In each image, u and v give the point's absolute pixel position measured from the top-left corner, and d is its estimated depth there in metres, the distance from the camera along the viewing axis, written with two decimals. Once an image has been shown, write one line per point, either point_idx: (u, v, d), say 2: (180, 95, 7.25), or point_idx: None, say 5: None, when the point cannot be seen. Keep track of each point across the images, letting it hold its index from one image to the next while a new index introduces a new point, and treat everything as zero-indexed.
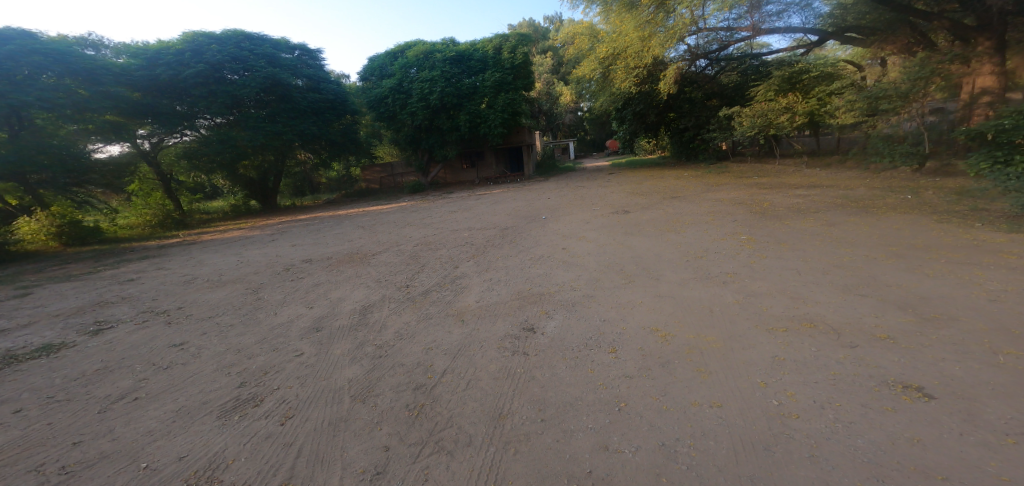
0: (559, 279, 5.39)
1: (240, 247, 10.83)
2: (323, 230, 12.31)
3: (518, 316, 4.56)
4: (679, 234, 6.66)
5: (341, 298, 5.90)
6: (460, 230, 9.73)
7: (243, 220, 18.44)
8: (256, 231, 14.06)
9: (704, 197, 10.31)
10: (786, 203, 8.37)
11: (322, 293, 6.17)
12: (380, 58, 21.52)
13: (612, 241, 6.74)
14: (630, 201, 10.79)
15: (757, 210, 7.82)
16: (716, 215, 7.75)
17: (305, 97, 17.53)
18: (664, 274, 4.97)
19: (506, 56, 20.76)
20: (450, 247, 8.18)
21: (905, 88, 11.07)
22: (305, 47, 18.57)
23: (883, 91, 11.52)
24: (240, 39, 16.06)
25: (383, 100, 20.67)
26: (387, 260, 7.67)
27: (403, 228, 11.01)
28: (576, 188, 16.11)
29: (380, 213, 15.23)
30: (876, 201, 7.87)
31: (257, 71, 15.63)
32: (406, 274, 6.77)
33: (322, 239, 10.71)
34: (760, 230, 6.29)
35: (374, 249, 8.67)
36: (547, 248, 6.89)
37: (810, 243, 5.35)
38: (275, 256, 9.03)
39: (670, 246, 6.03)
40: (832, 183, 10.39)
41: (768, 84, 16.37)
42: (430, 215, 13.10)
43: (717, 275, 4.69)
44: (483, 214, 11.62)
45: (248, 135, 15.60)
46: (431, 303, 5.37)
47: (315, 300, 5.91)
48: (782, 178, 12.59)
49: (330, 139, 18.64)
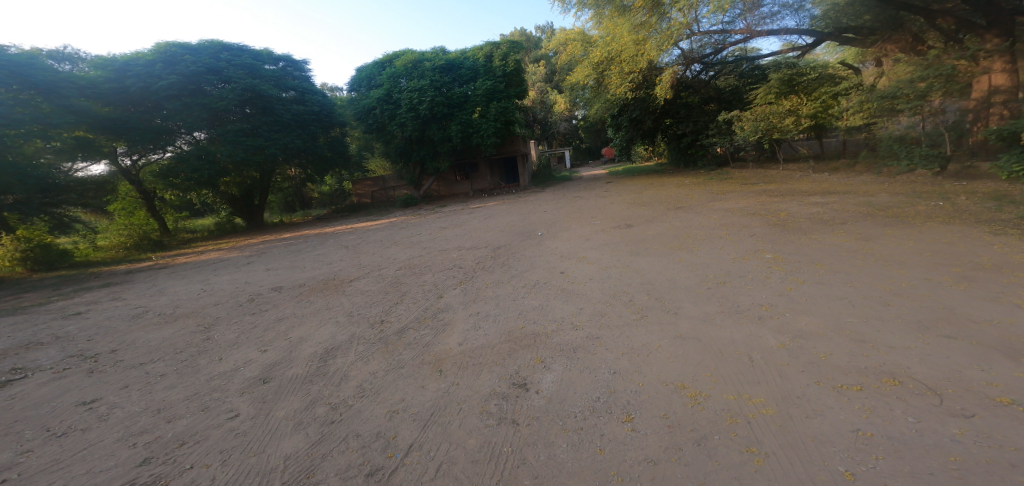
0: (556, 314, 4.57)
1: (211, 271, 9.97)
2: (304, 251, 11.47)
3: (507, 366, 3.72)
4: (693, 253, 5.86)
5: (302, 338, 5.05)
6: (450, 249, 8.91)
7: (226, 239, 17.54)
8: (234, 252, 13.20)
9: (711, 207, 9.56)
10: (805, 212, 7.59)
11: (282, 331, 5.32)
12: (367, 68, 20.90)
13: (616, 262, 5.93)
14: (632, 212, 10.02)
15: (775, 222, 7.03)
16: (729, 229, 6.96)
17: (288, 109, 16.67)
18: (682, 307, 4.15)
19: (497, 64, 20.20)
20: (436, 271, 7.36)
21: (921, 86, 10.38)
22: (290, 59, 17.90)
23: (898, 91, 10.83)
24: (217, 50, 15.31)
25: (371, 111, 19.97)
26: (364, 289, 6.82)
27: (389, 248, 10.18)
28: (574, 199, 15.34)
29: (368, 230, 14.41)
30: (906, 208, 7.09)
31: (236, 83, 14.78)
32: (382, 306, 5.92)
33: (299, 262, 9.85)
34: (787, 246, 5.48)
35: (352, 275, 7.84)
36: (543, 273, 6.08)
37: (852, 263, 4.54)
38: (243, 283, 8.17)
39: (685, 268, 5.21)
40: (849, 189, 9.66)
41: (768, 87, 15.82)
42: (419, 231, 12.26)
43: (748, 308, 3.87)
44: (475, 230, 10.83)
45: (226, 151, 14.72)
46: (406, 346, 4.54)
47: (271, 340, 5.06)
48: (791, 184, 11.86)
49: (316, 153, 17.91)
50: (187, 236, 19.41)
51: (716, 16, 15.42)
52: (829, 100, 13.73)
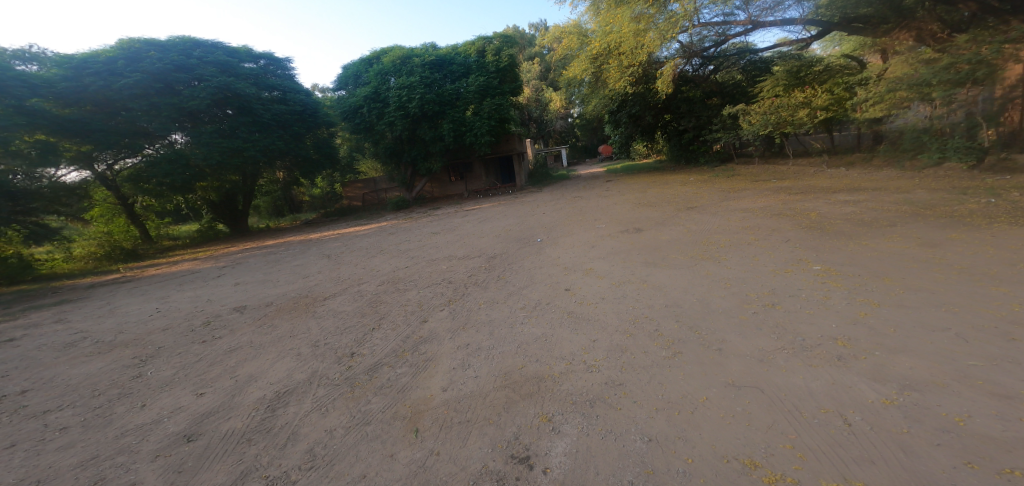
0: (566, 350, 3.67)
1: (175, 285, 9.02)
2: (282, 261, 10.51)
3: (503, 430, 2.81)
4: (720, 263, 5.00)
5: (252, 376, 4.14)
6: (439, 259, 7.99)
7: (205, 248, 16.46)
8: (208, 262, 12.20)
9: (725, 207, 8.70)
10: (837, 212, 6.76)
11: (229, 366, 4.40)
12: (354, 65, 19.90)
13: (630, 276, 5.05)
14: (639, 214, 9.15)
15: (809, 224, 6.17)
16: (756, 233, 6.09)
17: (268, 108, 15.53)
18: (727, 341, 3.30)
19: (490, 59, 19.36)
20: (422, 287, 6.44)
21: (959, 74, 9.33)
22: (272, 56, 16.89)
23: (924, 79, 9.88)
24: (189, 47, 14.23)
25: (358, 110, 19.01)
26: (339, 309, 5.90)
27: (375, 257, 9.23)
28: (573, 199, 14.48)
29: (354, 236, 13.46)
30: (951, 206, 6.30)
31: (207, 81, 13.76)
32: (356, 332, 5.00)
33: (274, 273, 8.90)
34: (835, 255, 4.64)
35: (328, 291, 6.92)
36: (544, 290, 5.17)
37: (930, 278, 3.70)
38: (204, 300, 7.23)
39: (717, 284, 4.36)
40: (877, 185, 8.83)
41: (774, 80, 15.05)
42: (408, 237, 11.35)
43: (819, 344, 3.02)
44: (468, 236, 9.90)
45: (201, 153, 13.67)
46: (376, 390, 3.65)
47: (213, 379, 4.15)
48: (808, 180, 11.02)
49: (301, 155, 16.92)
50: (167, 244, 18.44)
51: (717, 7, 14.70)
52: (844, 90, 12.95)
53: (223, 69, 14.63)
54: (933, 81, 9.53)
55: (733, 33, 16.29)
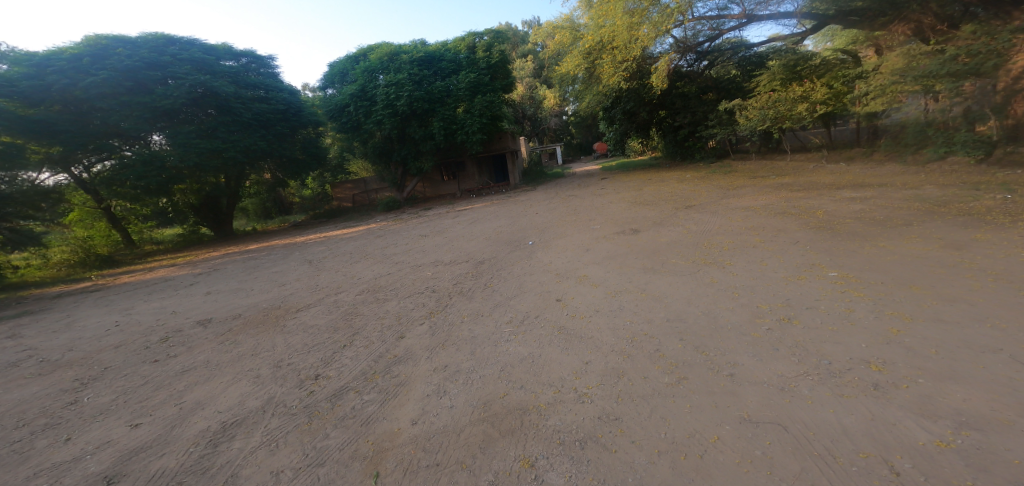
0: (555, 375, 3.25)
1: (144, 295, 8.51)
2: (261, 266, 10.00)
3: (474, 478, 2.36)
4: (725, 269, 4.58)
5: (198, 403, 3.71)
6: (424, 265, 7.52)
7: (185, 252, 15.84)
8: (184, 269, 11.65)
9: (726, 205, 8.28)
10: (846, 210, 6.35)
11: (176, 391, 3.98)
12: (340, 62, 19.24)
13: (627, 285, 4.61)
14: (636, 213, 8.72)
15: (817, 223, 5.75)
16: (762, 234, 5.66)
17: (249, 107, 14.85)
18: (740, 365, 2.87)
19: (481, 55, 18.86)
20: (403, 296, 5.98)
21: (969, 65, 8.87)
22: (254, 54, 16.27)
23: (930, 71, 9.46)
24: (163, 44, 13.57)
25: (345, 109, 18.36)
26: (310, 323, 5.43)
27: (357, 263, 8.72)
28: (568, 198, 14.02)
29: (340, 239, 12.94)
30: (967, 203, 5.90)
31: (182, 79, 13.11)
32: (324, 350, 4.55)
33: (249, 281, 8.39)
34: (850, 259, 4.22)
35: (302, 300, 6.45)
36: (533, 301, 4.74)
37: (966, 286, 3.28)
38: (169, 312, 6.75)
39: (724, 293, 3.94)
40: (883, 180, 8.44)
41: (771, 74, 14.68)
42: (395, 240, 10.87)
43: (849, 369, 2.59)
44: (457, 239, 9.41)
45: (176, 154, 13.05)
46: (336, 423, 3.21)
47: (155, 407, 3.73)
48: (809, 176, 10.63)
49: (285, 155, 16.32)
50: (148, 249, 17.78)
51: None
52: (845, 83, 12.53)
53: (199, 67, 13.91)
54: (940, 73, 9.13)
55: (727, 28, 15.90)
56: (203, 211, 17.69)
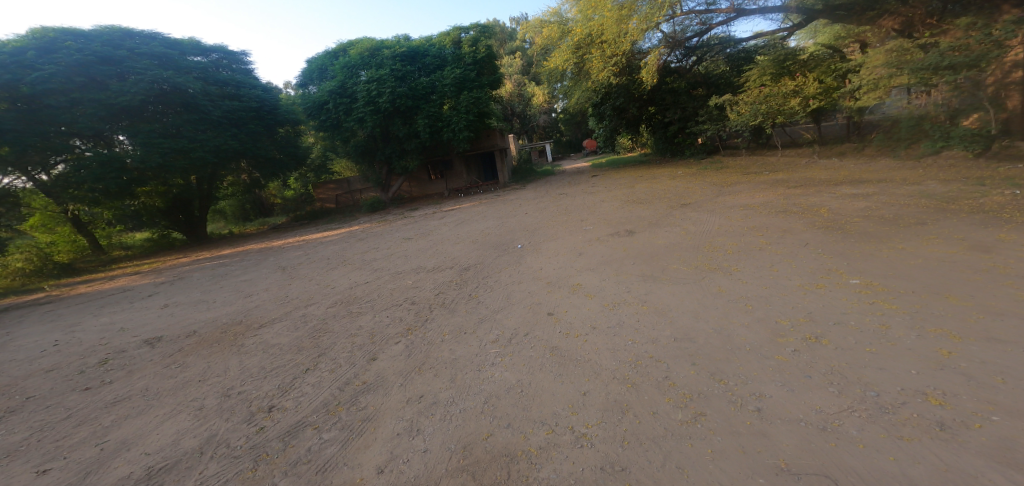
0: (548, 410, 2.80)
1: (96, 308, 7.79)
2: (230, 274, 9.31)
3: None
4: (732, 275, 4.17)
5: (124, 443, 3.17)
6: (404, 272, 6.96)
7: (153, 259, 14.92)
8: (147, 277, 10.85)
9: (722, 203, 7.90)
10: (851, 207, 5.99)
11: (101, 427, 3.43)
12: (318, 58, 18.37)
13: (627, 297, 4.16)
14: (630, 212, 8.30)
15: (824, 222, 5.37)
16: (766, 234, 5.27)
17: (218, 104, 13.96)
18: (769, 398, 2.43)
19: (467, 50, 18.27)
20: (380, 309, 5.43)
21: (973, 55, 8.47)
22: (225, 49, 15.44)
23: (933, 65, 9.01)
24: (118, 37, 12.60)
25: (324, 106, 17.46)
26: (272, 341, 4.88)
27: (333, 269, 8.09)
28: (558, 197, 13.53)
29: (319, 243, 12.25)
30: (980, 199, 5.55)
31: (142, 74, 12.22)
32: (283, 376, 4.02)
33: (213, 291, 7.73)
34: (871, 263, 3.83)
35: (267, 314, 5.87)
36: (522, 316, 4.28)
37: (1013, 295, 2.89)
38: (117, 330, 6.11)
39: (735, 305, 3.53)
40: (884, 176, 8.14)
41: (761, 68, 14.19)
42: (377, 244, 10.26)
43: (902, 403, 2.16)
44: (442, 243, 8.84)
45: (137, 154, 12.22)
46: (284, 468, 2.69)
47: (71, 448, 3.18)
48: (805, 172, 10.32)
49: (260, 155, 15.49)
50: (115, 255, 16.80)
51: None
52: (839, 76, 12.24)
53: (160, 62, 13.02)
54: (941, 66, 8.78)
55: (716, 23, 15.69)
56: (173, 214, 16.75)
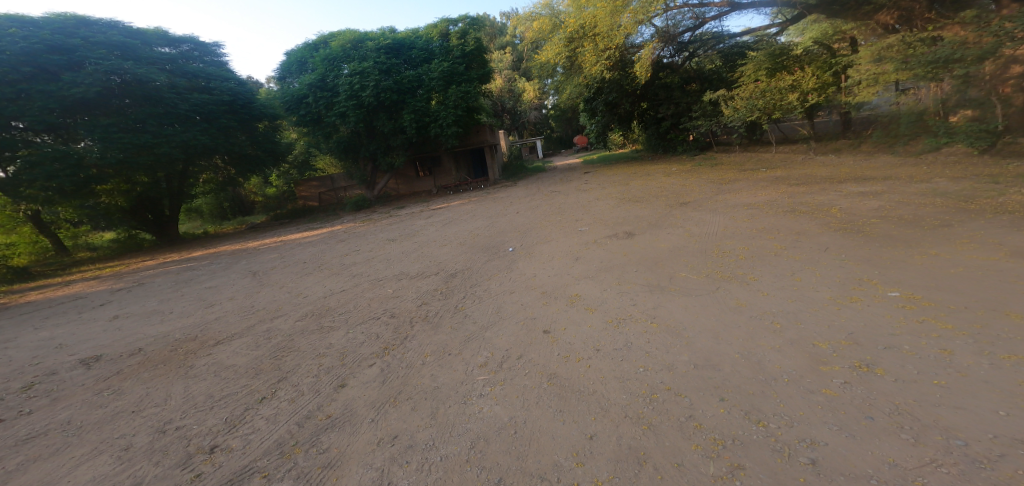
0: (548, 459, 2.30)
1: (42, 320, 7.14)
2: (197, 279, 8.66)
3: None
4: (749, 284, 3.74)
5: None
6: (385, 279, 6.37)
7: (118, 261, 14.00)
8: (106, 283, 10.11)
9: (723, 202, 7.50)
10: (865, 206, 5.61)
11: (4, 472, 3.01)
12: (297, 51, 17.38)
13: (633, 312, 3.71)
14: (627, 211, 7.87)
15: (839, 223, 4.98)
16: (778, 236, 4.85)
17: (185, 98, 13.05)
18: (824, 446, 1.98)
19: (455, 42, 17.57)
20: (354, 323, 4.88)
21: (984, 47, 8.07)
22: (197, 41, 14.53)
23: (944, 60, 8.59)
24: (71, 25, 11.58)
25: (304, 100, 16.49)
26: (227, 362, 4.36)
27: (308, 275, 7.43)
28: (550, 194, 13.02)
29: (297, 244, 11.56)
30: (1008, 198, 5.14)
31: (97, 65, 11.26)
32: (233, 406, 3.53)
33: (172, 300, 7.07)
34: (906, 271, 3.42)
35: (227, 328, 5.31)
36: (514, 334, 3.83)
37: None
38: (56, 347, 5.53)
39: (761, 324, 3.10)
40: (889, 173, 7.81)
41: (756, 63, 13.94)
42: (358, 245, 9.65)
43: (999, 455, 1.72)
44: (427, 245, 8.24)
45: (94, 150, 11.32)
46: None
47: None
48: (804, 168, 10.00)
49: (234, 151, 14.62)
50: (79, 257, 15.82)
51: None
52: (838, 71, 11.85)
53: (119, 52, 12.04)
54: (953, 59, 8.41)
55: (710, 15, 15.44)
56: (140, 214, 15.76)
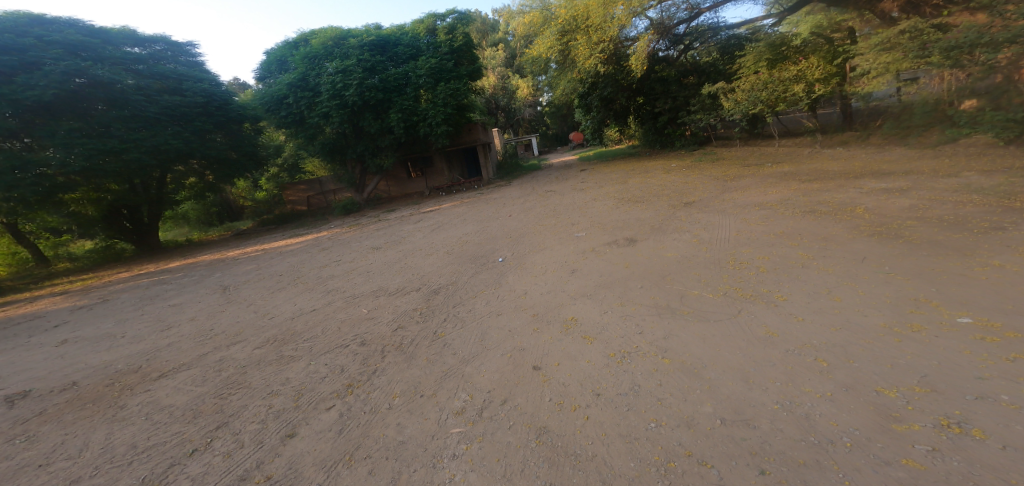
0: None
1: None
2: (164, 294, 8.05)
3: None
4: (777, 306, 3.16)
5: None
6: (361, 295, 5.77)
7: (93, 273, 13.29)
8: (72, 298, 9.47)
9: (730, 201, 6.91)
10: (894, 206, 5.02)
11: None
12: (277, 50, 16.67)
13: (641, 347, 3.13)
14: (626, 214, 7.28)
15: (870, 225, 4.39)
16: (802, 242, 4.26)
17: (155, 101, 12.43)
18: None
19: (442, 38, 16.95)
20: (318, 353, 4.29)
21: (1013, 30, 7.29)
22: (169, 40, 14.00)
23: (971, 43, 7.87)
24: (24, 23, 10.89)
25: (284, 101, 15.80)
26: (164, 402, 3.79)
27: (280, 289, 6.79)
28: (545, 194, 12.41)
29: (278, 253, 10.94)
30: None
31: (53, 65, 10.63)
32: (155, 462, 2.95)
33: (129, 320, 6.46)
34: (972, 289, 2.83)
35: (177, 356, 4.72)
36: (500, 372, 3.30)
37: None
38: None
39: (801, 362, 2.51)
40: (908, 166, 7.22)
41: (755, 53, 13.33)
42: (341, 254, 9.05)
43: None
44: (411, 255, 7.62)
45: (57, 157, 10.70)
46: None
47: None
48: (812, 163, 9.42)
49: (209, 155, 13.94)
50: (57, 266, 15.05)
51: None
52: (844, 60, 11.21)
53: (77, 51, 11.36)
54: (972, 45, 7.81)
55: (705, 6, 14.86)
56: (117, 222, 15.04)
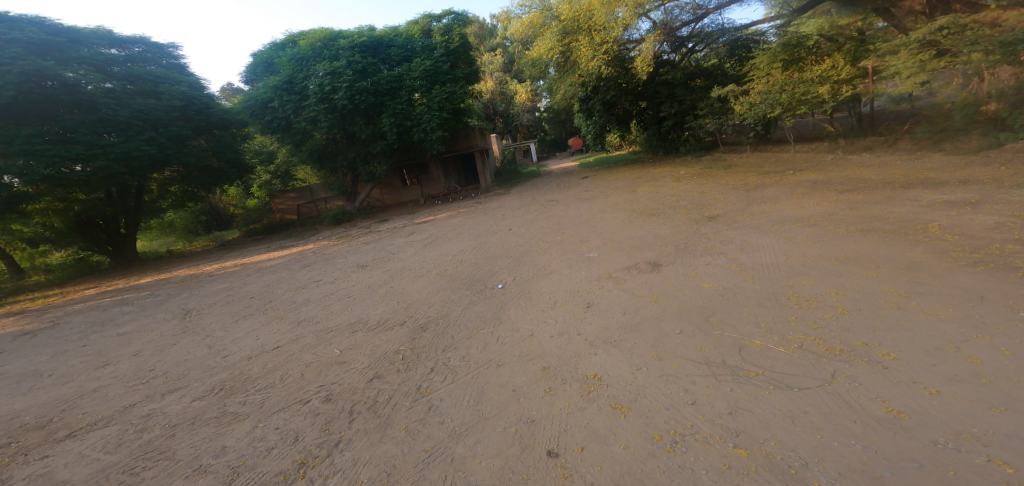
0: None
1: None
2: (118, 318, 7.09)
3: None
4: (888, 369, 2.34)
5: None
6: (335, 329, 4.85)
7: (60, 288, 12.20)
8: (22, 320, 8.47)
9: (761, 215, 6.09)
10: (977, 223, 4.17)
11: None
12: (264, 52, 15.87)
13: (703, 429, 2.26)
14: (642, 230, 6.41)
15: (961, 249, 3.56)
16: (880, 270, 3.44)
17: (128, 105, 11.60)
18: None
19: (439, 40, 16.25)
20: (271, 410, 3.38)
21: None
22: (149, 41, 13.23)
23: None
24: None
25: (269, 105, 14.97)
26: (57, 477, 2.86)
27: (246, 317, 5.88)
28: (547, 204, 11.56)
29: (256, 268, 9.99)
30: None
31: (10, 64, 9.76)
32: None
33: (67, 353, 5.52)
34: None
35: (99, 407, 3.78)
36: (501, 459, 2.40)
37: None
38: None
39: (968, 467, 1.68)
40: (959, 175, 6.40)
41: (769, 54, 12.60)
42: (323, 273, 8.14)
43: None
44: (399, 276, 6.70)
45: (15, 164, 9.83)
46: None
47: None
48: (840, 170, 8.59)
49: (187, 161, 13.04)
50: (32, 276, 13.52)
51: None
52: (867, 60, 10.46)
53: (39, 51, 10.47)
54: None
55: (711, 6, 14.19)
56: (90, 232, 14.05)
